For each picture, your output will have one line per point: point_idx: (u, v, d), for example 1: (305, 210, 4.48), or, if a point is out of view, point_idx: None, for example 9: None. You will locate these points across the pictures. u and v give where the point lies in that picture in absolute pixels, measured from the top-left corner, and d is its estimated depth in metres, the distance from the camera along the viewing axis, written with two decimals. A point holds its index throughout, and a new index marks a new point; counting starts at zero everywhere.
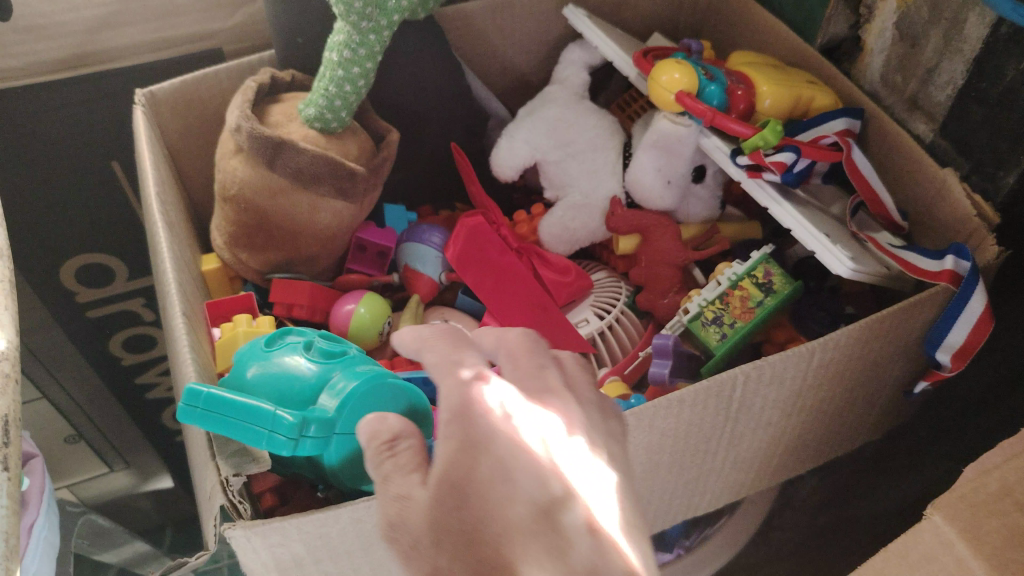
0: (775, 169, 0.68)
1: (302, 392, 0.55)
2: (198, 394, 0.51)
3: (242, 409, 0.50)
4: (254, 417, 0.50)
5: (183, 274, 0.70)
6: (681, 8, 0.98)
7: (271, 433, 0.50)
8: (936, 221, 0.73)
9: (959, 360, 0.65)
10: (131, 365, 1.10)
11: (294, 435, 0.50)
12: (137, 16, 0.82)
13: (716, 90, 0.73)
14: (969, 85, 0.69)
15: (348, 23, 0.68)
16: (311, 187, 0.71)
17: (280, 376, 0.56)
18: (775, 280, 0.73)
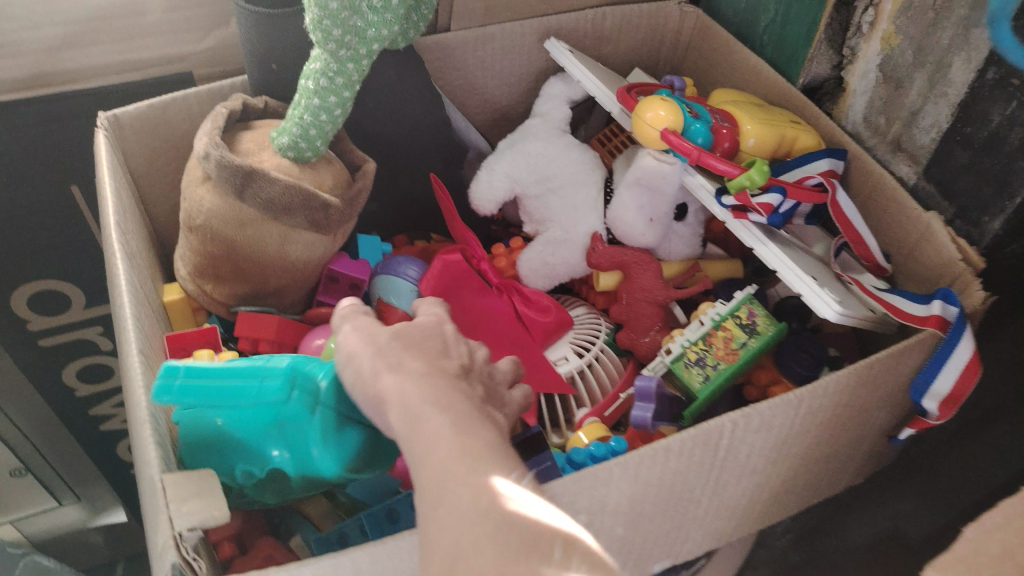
0: (761, 211, 0.67)
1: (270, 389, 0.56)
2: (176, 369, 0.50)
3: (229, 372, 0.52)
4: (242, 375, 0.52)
5: (142, 307, 0.66)
6: (662, 43, 0.98)
7: (262, 384, 0.53)
8: (920, 264, 0.72)
9: (946, 409, 0.63)
10: (85, 397, 1.05)
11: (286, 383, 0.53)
12: (102, 35, 0.79)
13: (701, 128, 0.71)
14: (954, 128, 0.69)
15: (326, 50, 0.65)
16: (282, 218, 0.68)
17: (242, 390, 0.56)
18: (758, 321, 0.72)
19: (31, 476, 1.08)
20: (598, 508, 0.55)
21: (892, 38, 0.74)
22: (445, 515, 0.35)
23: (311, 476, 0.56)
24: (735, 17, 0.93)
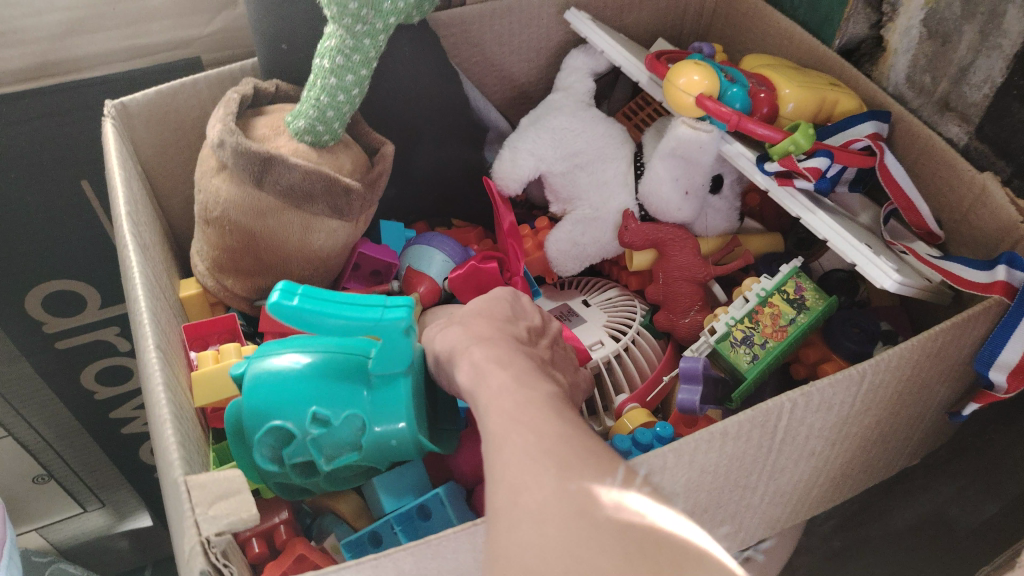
0: (810, 176, 0.63)
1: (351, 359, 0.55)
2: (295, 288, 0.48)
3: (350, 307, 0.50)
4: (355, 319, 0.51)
5: (159, 302, 0.63)
6: (686, 11, 0.94)
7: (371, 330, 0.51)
8: (976, 229, 0.68)
9: (1015, 380, 0.59)
10: (104, 400, 1.02)
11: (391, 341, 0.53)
12: (106, 21, 0.76)
13: (739, 93, 0.67)
14: (1010, 82, 0.65)
15: (342, 26, 0.62)
16: (301, 205, 0.65)
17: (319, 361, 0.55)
18: (806, 296, 0.68)
19: (54, 482, 1.06)
20: None
21: None
22: (506, 517, 0.32)
23: (386, 446, 0.55)
24: None
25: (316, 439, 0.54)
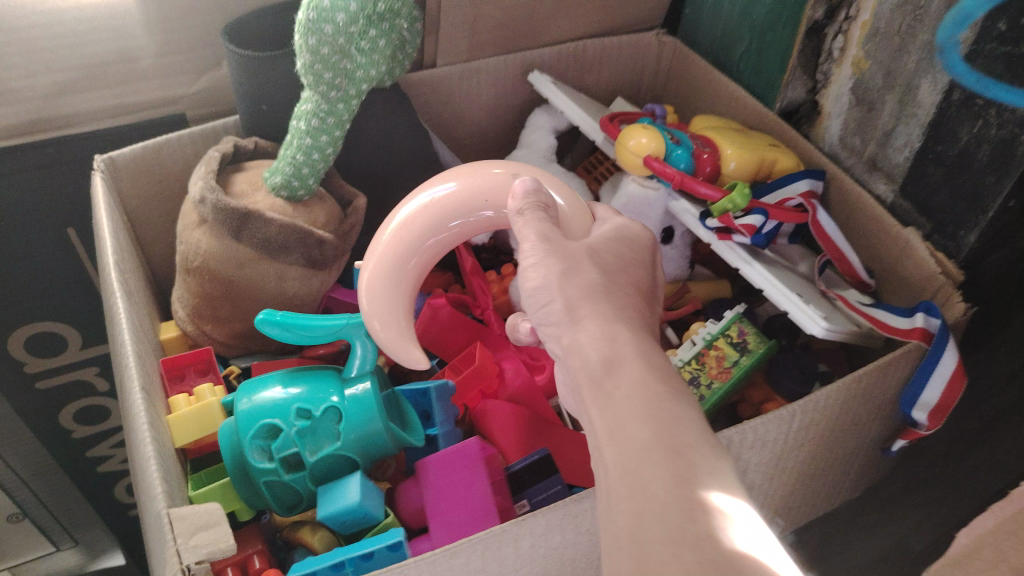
0: (744, 232, 0.69)
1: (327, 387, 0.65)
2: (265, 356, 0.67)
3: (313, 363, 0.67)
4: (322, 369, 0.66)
5: (142, 345, 0.67)
6: (643, 72, 1.01)
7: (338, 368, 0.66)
8: (901, 279, 0.74)
9: (936, 419, 0.65)
10: (82, 438, 1.05)
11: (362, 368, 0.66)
12: (97, 82, 0.81)
13: (683, 154, 0.74)
14: (926, 147, 0.71)
15: (317, 93, 0.68)
16: (277, 257, 0.70)
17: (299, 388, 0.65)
18: (749, 340, 0.73)
19: (29, 520, 1.08)
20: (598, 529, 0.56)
21: (862, 63, 0.77)
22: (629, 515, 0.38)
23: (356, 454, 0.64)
24: (712, 45, 0.96)
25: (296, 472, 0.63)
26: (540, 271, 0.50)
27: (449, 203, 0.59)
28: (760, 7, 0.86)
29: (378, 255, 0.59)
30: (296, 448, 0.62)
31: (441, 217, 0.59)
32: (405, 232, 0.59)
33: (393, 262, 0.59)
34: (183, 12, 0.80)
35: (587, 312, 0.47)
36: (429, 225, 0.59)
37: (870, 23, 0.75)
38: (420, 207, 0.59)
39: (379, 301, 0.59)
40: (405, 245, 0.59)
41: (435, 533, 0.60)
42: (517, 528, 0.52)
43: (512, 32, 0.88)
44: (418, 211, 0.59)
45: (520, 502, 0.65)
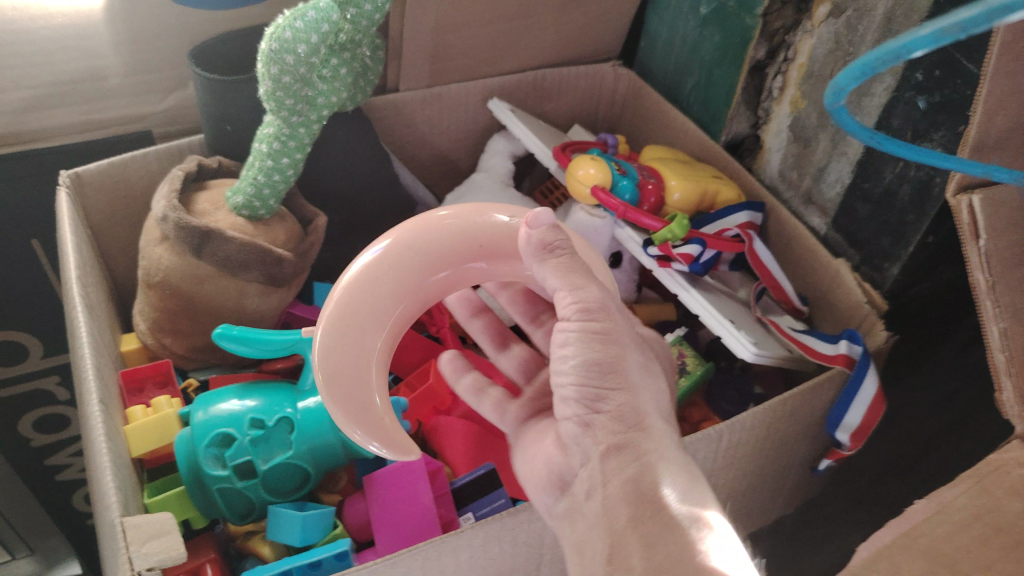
0: (682, 261, 0.74)
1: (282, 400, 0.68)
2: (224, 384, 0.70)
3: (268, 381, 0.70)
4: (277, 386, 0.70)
5: (101, 357, 0.69)
6: (599, 100, 1.05)
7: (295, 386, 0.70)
8: (832, 306, 0.79)
9: (857, 439, 0.70)
10: (42, 446, 1.06)
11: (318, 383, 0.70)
12: (65, 99, 0.82)
13: (628, 185, 0.79)
14: (855, 184, 0.76)
15: (278, 118, 0.70)
16: (237, 274, 0.73)
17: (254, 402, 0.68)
18: (688, 361, 0.77)
19: None
20: (535, 541, 0.59)
21: (799, 102, 0.82)
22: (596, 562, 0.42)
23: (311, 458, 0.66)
24: (665, 78, 1.00)
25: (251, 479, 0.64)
26: (587, 343, 0.46)
27: (391, 262, 0.53)
28: (708, 44, 0.91)
29: (324, 328, 0.51)
30: (248, 456, 0.64)
31: (382, 278, 0.52)
32: (344, 301, 0.52)
33: (338, 333, 0.51)
34: (151, 33, 0.83)
35: (607, 379, 0.45)
36: (368, 288, 0.52)
37: (806, 65, 0.80)
38: (359, 275, 0.52)
39: (343, 380, 0.51)
40: (347, 313, 0.51)
41: (380, 544, 0.64)
42: (457, 540, 0.55)
43: (472, 60, 0.92)
44: (356, 278, 0.52)
45: (464, 514, 0.68)
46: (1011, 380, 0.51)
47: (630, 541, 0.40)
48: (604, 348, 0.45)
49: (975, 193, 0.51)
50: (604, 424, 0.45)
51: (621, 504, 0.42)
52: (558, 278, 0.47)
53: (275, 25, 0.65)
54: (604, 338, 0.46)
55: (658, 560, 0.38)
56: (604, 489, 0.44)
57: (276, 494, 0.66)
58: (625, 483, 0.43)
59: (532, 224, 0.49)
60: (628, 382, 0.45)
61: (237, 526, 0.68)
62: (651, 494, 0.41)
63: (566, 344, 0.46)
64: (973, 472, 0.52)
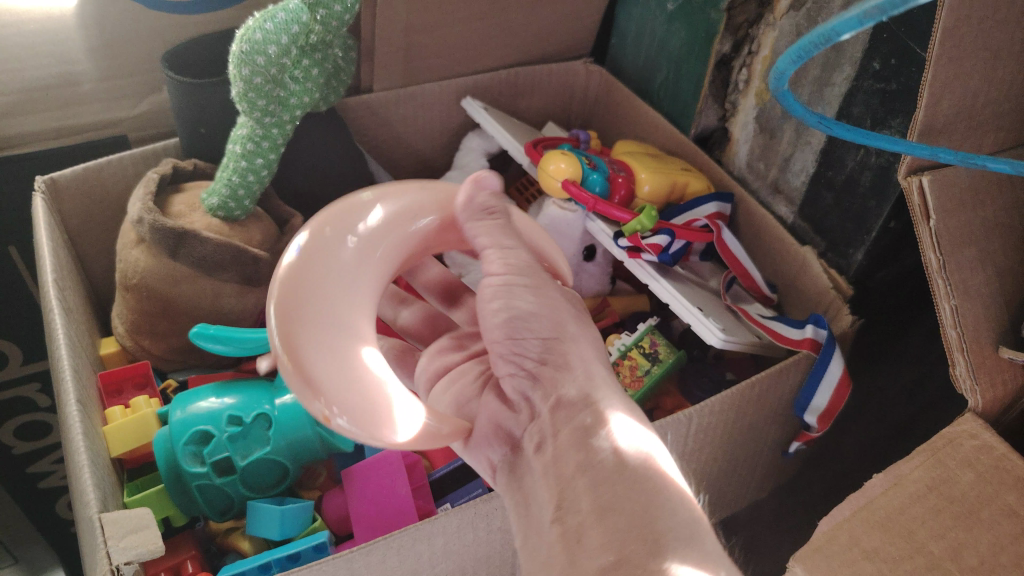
0: (652, 251, 0.75)
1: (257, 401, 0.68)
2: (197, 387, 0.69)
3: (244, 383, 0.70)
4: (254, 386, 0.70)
5: (79, 358, 0.69)
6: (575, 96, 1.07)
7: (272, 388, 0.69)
8: (800, 293, 0.80)
9: (824, 421, 0.71)
10: (22, 454, 1.06)
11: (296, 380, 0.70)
12: (39, 105, 0.83)
13: (598, 179, 0.80)
14: (819, 173, 0.77)
15: (252, 118, 0.71)
16: (213, 274, 0.74)
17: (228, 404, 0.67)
18: (660, 350, 0.79)
19: None
20: (510, 526, 0.61)
21: (764, 94, 0.83)
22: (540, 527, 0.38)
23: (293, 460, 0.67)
24: (635, 74, 1.02)
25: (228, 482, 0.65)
26: (533, 295, 0.45)
27: (352, 246, 0.46)
28: (675, 40, 0.92)
29: (282, 333, 0.41)
30: (227, 452, 0.65)
31: (348, 265, 0.45)
32: (303, 299, 0.42)
33: (311, 332, 0.41)
34: (123, 38, 0.83)
35: (537, 322, 0.44)
36: (334, 276, 0.44)
37: (770, 58, 0.82)
38: (311, 269, 0.43)
39: (329, 378, 0.40)
40: (311, 310, 0.42)
41: (359, 535, 0.65)
42: (431, 527, 0.56)
43: (444, 60, 0.93)
44: (312, 272, 0.43)
45: (441, 505, 0.69)
46: (964, 354, 0.54)
47: (575, 485, 0.37)
48: (542, 300, 0.45)
49: (924, 174, 0.53)
50: (549, 376, 0.43)
51: (570, 452, 0.38)
52: (489, 238, 0.48)
53: (246, 27, 0.66)
54: (538, 291, 0.46)
55: (606, 501, 0.35)
56: (552, 441, 0.40)
57: (254, 489, 0.67)
58: (573, 435, 0.39)
59: (477, 185, 0.50)
60: (569, 331, 0.44)
61: (218, 522, 0.69)
62: (602, 440, 0.38)
63: (496, 299, 0.46)
64: (929, 446, 0.54)
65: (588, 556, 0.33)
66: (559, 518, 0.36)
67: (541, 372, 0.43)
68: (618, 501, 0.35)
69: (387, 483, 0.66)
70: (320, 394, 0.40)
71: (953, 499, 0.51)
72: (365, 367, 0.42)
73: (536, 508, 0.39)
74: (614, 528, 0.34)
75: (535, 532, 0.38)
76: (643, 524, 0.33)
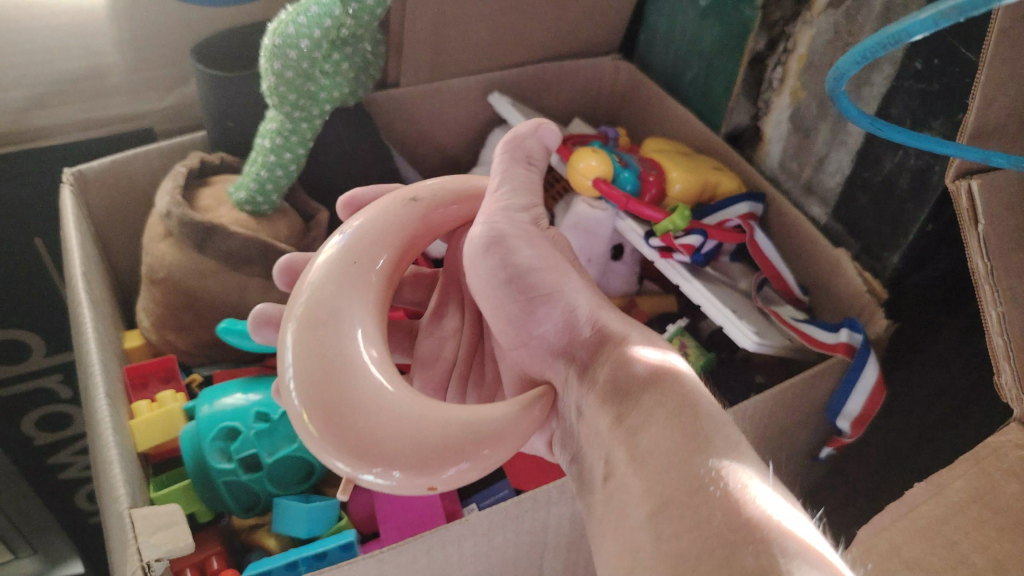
0: (684, 251, 0.76)
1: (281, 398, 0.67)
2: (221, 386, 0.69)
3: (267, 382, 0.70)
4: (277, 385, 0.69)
5: (106, 352, 0.69)
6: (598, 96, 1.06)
7: None
8: (833, 296, 0.79)
9: (857, 427, 0.70)
10: (44, 445, 1.06)
11: None
12: (67, 97, 0.83)
13: (629, 176, 0.81)
14: (855, 174, 0.76)
15: (281, 113, 0.70)
16: (240, 269, 0.74)
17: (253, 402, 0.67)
18: (689, 351, 0.78)
19: None
20: (539, 529, 0.60)
21: (799, 93, 0.82)
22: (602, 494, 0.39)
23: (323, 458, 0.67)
24: (665, 70, 1.01)
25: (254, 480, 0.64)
26: (530, 245, 0.47)
27: (334, 288, 0.43)
28: (707, 36, 0.91)
29: (307, 412, 0.38)
30: (253, 449, 0.65)
31: (339, 307, 0.42)
32: (310, 366, 0.39)
33: (332, 400, 0.38)
34: (153, 31, 0.83)
35: (542, 276, 0.46)
36: (349, 316, 0.42)
37: (805, 56, 0.80)
38: (304, 336, 0.40)
39: (369, 434, 0.38)
40: (324, 373, 0.39)
41: (385, 535, 0.65)
42: (462, 528, 0.55)
43: (473, 55, 0.92)
44: (307, 336, 0.40)
45: (468, 505, 0.68)
46: (1010, 362, 0.51)
47: (611, 439, 0.39)
48: (539, 252, 0.47)
49: (974, 177, 0.51)
50: (575, 349, 0.45)
51: (601, 409, 0.41)
52: (507, 197, 0.47)
53: (277, 20, 0.66)
54: (532, 239, 0.47)
55: (643, 446, 0.37)
56: (586, 402, 0.42)
57: (281, 486, 0.66)
58: (605, 389, 0.41)
59: (517, 142, 0.48)
60: (567, 286, 0.46)
61: (242, 519, 0.68)
62: (628, 382, 0.40)
63: (490, 255, 0.46)
64: (974, 455, 0.52)
65: (635, 505, 0.35)
66: (609, 478, 0.38)
67: (566, 345, 0.45)
68: (655, 446, 0.36)
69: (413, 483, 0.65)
70: (362, 453, 0.38)
71: (998, 511, 0.49)
72: (382, 396, 0.39)
73: (588, 469, 0.42)
74: (656, 472, 0.35)
75: (589, 490, 0.41)
76: (683, 458, 0.35)
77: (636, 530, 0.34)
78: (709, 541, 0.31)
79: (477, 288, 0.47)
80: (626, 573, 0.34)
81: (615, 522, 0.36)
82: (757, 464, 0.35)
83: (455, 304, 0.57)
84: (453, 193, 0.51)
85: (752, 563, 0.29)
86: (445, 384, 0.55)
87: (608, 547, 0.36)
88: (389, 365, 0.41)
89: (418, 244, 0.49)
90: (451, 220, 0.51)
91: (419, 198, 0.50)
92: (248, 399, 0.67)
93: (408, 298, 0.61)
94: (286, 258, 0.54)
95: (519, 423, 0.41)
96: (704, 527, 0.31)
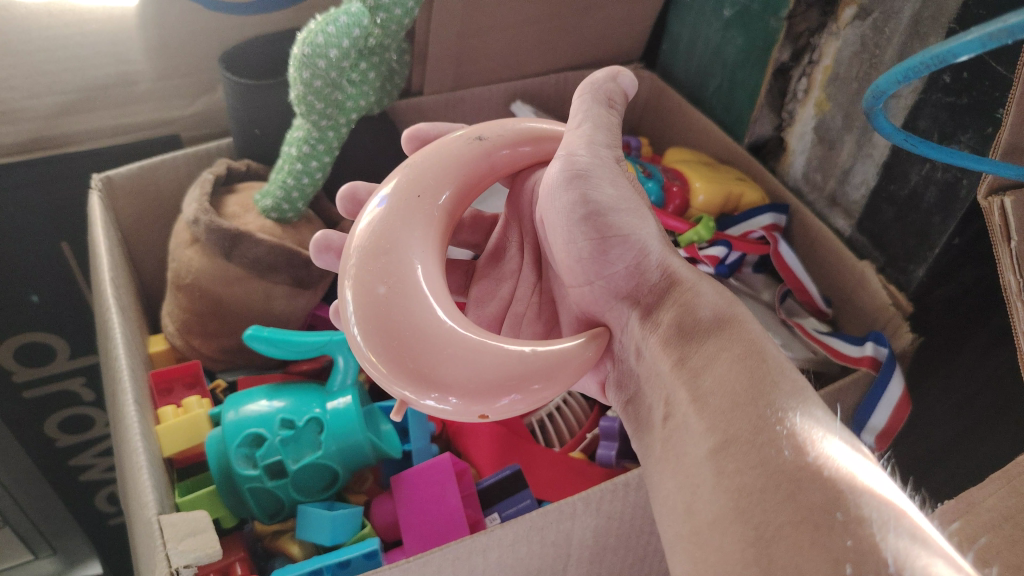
0: (709, 262, 0.79)
1: (307, 404, 0.68)
2: (253, 392, 0.70)
3: (295, 389, 0.70)
4: (304, 392, 0.70)
5: (133, 356, 0.69)
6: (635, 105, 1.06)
7: (323, 394, 0.70)
8: (855, 308, 0.78)
9: (882, 442, 0.67)
10: (65, 447, 1.07)
11: (350, 381, 0.72)
12: (98, 104, 0.84)
13: (654, 187, 0.85)
14: (880, 186, 0.75)
15: (309, 122, 0.71)
16: (265, 276, 0.74)
17: (277, 408, 0.67)
18: None
19: None
20: (563, 539, 0.59)
21: (824, 104, 0.82)
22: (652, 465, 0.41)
23: (349, 462, 0.67)
24: (688, 80, 1.01)
25: (279, 487, 0.65)
26: (613, 185, 0.46)
27: (397, 221, 0.45)
28: (731, 47, 0.91)
29: (369, 340, 0.41)
30: (278, 456, 0.65)
31: (401, 240, 0.44)
32: (371, 296, 0.42)
33: (391, 330, 0.41)
34: (181, 40, 0.84)
35: (620, 216, 0.45)
36: (409, 252, 0.44)
37: (831, 68, 0.80)
38: (367, 263, 0.43)
39: (428, 361, 0.40)
40: (384, 305, 0.41)
41: (409, 545, 0.64)
42: (487, 540, 0.55)
43: (495, 63, 0.93)
44: (370, 267, 0.43)
45: (491, 515, 0.68)
46: None
47: (673, 379, 0.41)
48: (621, 192, 0.46)
49: (1007, 195, 0.50)
50: (640, 293, 0.46)
51: (663, 351, 0.43)
52: (582, 138, 0.47)
53: (307, 30, 0.66)
54: (615, 179, 0.46)
55: (704, 388, 0.39)
56: (647, 344, 0.44)
57: (304, 494, 0.66)
58: (669, 333, 0.43)
59: (595, 85, 0.50)
60: (643, 229, 0.46)
61: (265, 525, 0.69)
62: (692, 326, 0.42)
63: (571, 190, 0.45)
64: (1005, 473, 0.52)
65: (696, 442, 0.37)
66: (669, 417, 0.41)
67: (632, 288, 0.46)
68: (718, 387, 0.38)
69: (437, 489, 0.65)
70: (423, 382, 0.40)
71: None
72: (440, 333, 0.41)
73: (647, 408, 0.44)
74: (718, 412, 0.37)
75: (647, 430, 0.43)
76: (747, 401, 0.37)
77: (698, 466, 0.37)
78: (772, 478, 0.33)
79: (548, 226, 0.49)
80: (684, 511, 0.36)
81: (675, 459, 0.39)
82: (822, 408, 0.37)
83: (514, 244, 0.59)
84: (521, 133, 0.52)
85: (820, 498, 0.32)
86: (500, 320, 0.58)
87: (666, 484, 0.39)
88: (447, 296, 0.43)
89: (480, 181, 0.51)
90: (519, 158, 0.52)
91: (485, 136, 0.51)
92: (275, 403, 0.68)
93: (466, 239, 0.63)
94: (350, 186, 0.58)
95: (574, 357, 0.42)
96: (770, 466, 0.34)
